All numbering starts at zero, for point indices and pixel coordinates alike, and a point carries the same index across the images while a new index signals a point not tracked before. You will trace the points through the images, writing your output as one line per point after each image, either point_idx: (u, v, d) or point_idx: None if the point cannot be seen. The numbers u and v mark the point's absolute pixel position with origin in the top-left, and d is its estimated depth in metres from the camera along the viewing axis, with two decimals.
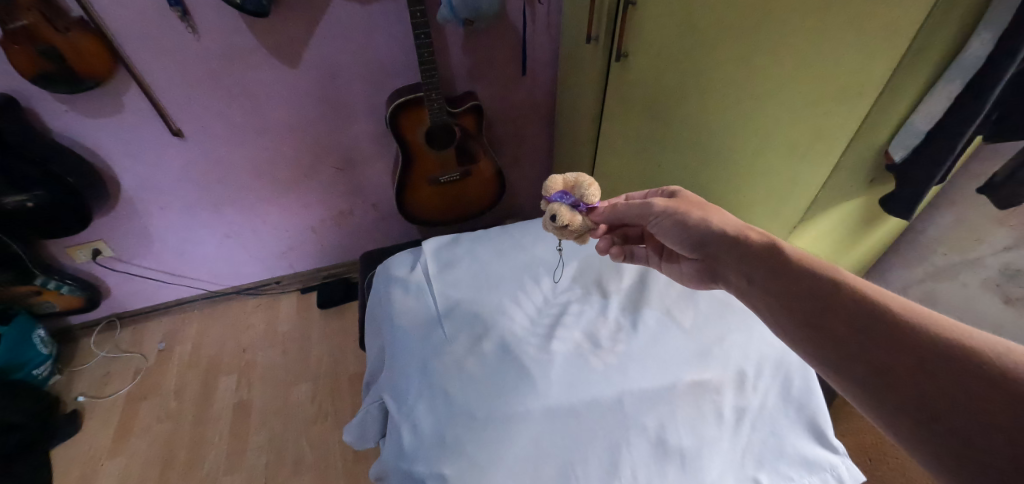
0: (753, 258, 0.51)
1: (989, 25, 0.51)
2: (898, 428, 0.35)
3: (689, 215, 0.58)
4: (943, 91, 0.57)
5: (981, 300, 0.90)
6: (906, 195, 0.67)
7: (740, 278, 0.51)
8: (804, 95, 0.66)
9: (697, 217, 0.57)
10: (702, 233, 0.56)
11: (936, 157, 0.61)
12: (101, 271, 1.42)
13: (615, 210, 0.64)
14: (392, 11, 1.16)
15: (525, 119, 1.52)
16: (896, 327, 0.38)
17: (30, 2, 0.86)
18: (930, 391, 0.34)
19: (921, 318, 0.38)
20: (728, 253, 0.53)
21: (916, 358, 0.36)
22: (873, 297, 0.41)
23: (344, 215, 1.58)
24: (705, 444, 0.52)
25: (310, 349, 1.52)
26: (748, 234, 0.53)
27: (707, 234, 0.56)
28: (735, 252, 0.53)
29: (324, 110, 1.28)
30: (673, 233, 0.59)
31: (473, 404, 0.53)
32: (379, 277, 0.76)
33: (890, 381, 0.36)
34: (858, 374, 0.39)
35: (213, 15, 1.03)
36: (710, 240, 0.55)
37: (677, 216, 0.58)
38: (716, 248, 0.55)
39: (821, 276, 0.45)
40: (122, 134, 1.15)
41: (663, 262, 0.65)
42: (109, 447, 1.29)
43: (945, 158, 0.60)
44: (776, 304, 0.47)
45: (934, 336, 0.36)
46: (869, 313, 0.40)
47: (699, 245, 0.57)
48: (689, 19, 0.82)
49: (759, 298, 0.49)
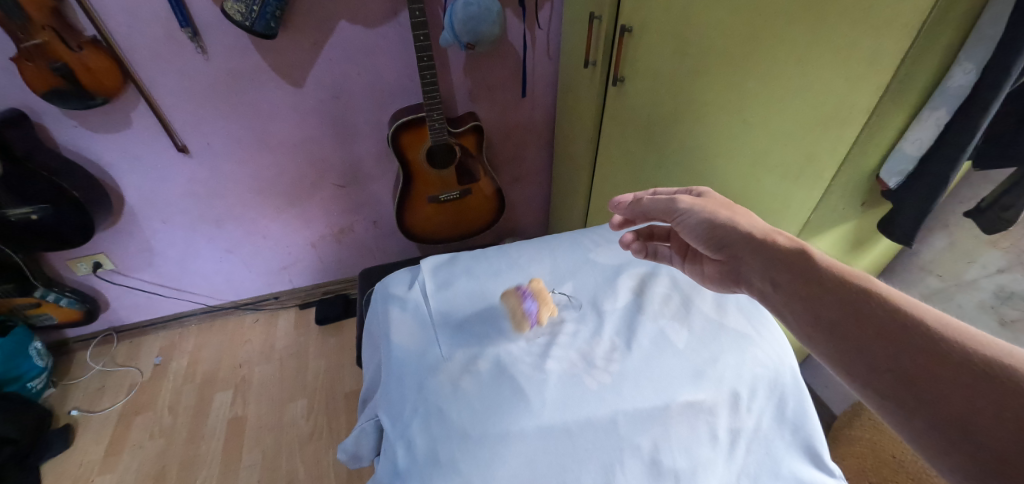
0: (779, 261, 0.48)
1: (971, 55, 0.52)
2: (927, 444, 0.34)
3: (716, 214, 0.56)
4: (930, 119, 0.58)
5: (976, 323, 0.89)
6: (906, 221, 0.66)
7: (764, 282, 0.49)
8: (794, 118, 0.67)
9: (724, 216, 0.56)
10: (731, 233, 0.54)
11: (933, 184, 0.61)
12: (100, 284, 1.42)
13: (641, 205, 0.64)
14: (395, 35, 1.19)
15: (525, 140, 1.54)
16: (928, 338, 0.36)
17: (45, 21, 0.89)
18: (963, 406, 0.33)
19: (956, 333, 0.36)
20: (751, 254, 0.51)
21: (951, 372, 0.34)
22: (906, 307, 0.39)
23: (344, 232, 1.59)
24: (699, 466, 0.52)
25: (307, 366, 1.51)
26: (774, 238, 0.51)
27: (733, 232, 0.54)
28: (759, 255, 0.50)
29: (327, 129, 1.31)
30: (697, 231, 0.57)
31: (466, 422, 0.52)
32: (376, 295, 0.75)
33: (922, 395, 0.35)
34: (885, 385, 0.37)
35: (222, 36, 1.06)
36: (735, 241, 0.53)
37: (704, 214, 0.57)
38: (740, 249, 0.53)
39: (851, 284, 0.43)
40: (128, 150, 1.17)
41: (686, 263, 0.66)
42: (99, 463, 1.26)
43: (944, 182, 0.60)
44: (798, 306, 0.45)
45: (968, 351, 0.35)
46: (901, 323, 0.38)
47: (723, 245, 0.55)
48: (682, 45, 0.85)
49: (780, 298, 0.47)
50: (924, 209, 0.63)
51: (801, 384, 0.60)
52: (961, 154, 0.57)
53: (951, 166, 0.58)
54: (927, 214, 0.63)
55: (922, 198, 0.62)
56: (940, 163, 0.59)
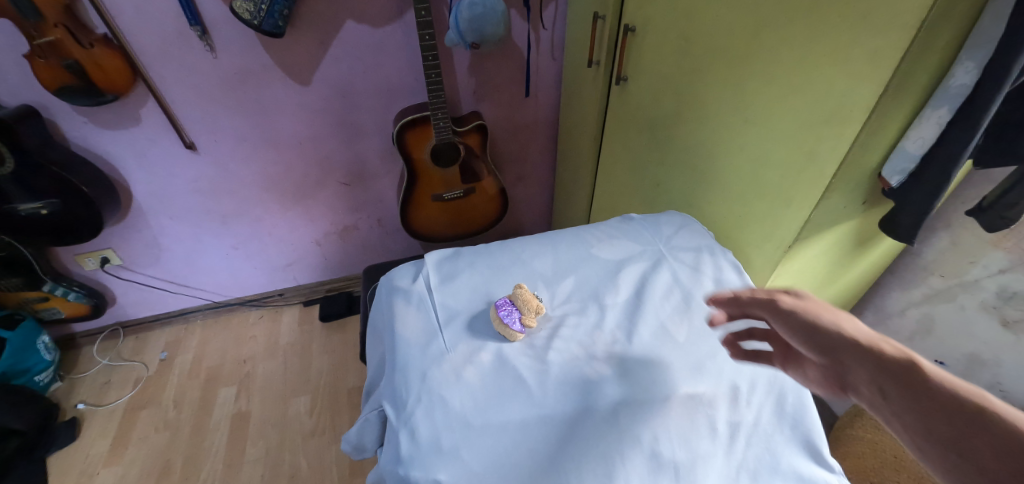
0: (895, 378, 0.36)
1: (972, 55, 0.53)
2: None
3: (818, 317, 0.45)
4: (932, 117, 0.58)
5: (978, 323, 0.89)
6: (907, 220, 0.66)
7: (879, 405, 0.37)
8: (795, 116, 0.68)
9: (830, 320, 0.44)
10: (839, 341, 0.41)
11: (933, 182, 0.61)
12: (108, 279, 1.44)
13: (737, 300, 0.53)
14: (401, 35, 1.20)
15: (529, 139, 1.55)
16: None
17: (58, 19, 0.90)
18: None
19: None
20: (858, 364, 0.39)
21: None
22: None
23: (349, 230, 1.60)
24: (699, 458, 0.52)
25: (310, 362, 1.52)
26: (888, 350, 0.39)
27: (837, 337, 0.42)
28: (867, 366, 0.38)
29: (333, 127, 1.32)
30: (795, 333, 0.46)
31: (470, 411, 0.53)
32: (381, 287, 0.76)
33: None
34: None
35: (230, 34, 1.08)
36: (838, 348, 0.41)
37: (803, 316, 0.45)
38: (845, 358, 0.41)
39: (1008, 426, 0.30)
40: (138, 146, 1.19)
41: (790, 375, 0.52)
42: (105, 456, 1.28)
43: (943, 182, 0.60)
44: (933, 449, 0.32)
45: None
46: None
47: (824, 352, 0.43)
48: (685, 45, 0.85)
49: (900, 426, 0.35)
50: (926, 207, 0.63)
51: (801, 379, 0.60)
52: (962, 154, 0.57)
53: (951, 166, 0.58)
54: (928, 213, 0.63)
55: (924, 197, 0.62)
56: (940, 163, 0.59)
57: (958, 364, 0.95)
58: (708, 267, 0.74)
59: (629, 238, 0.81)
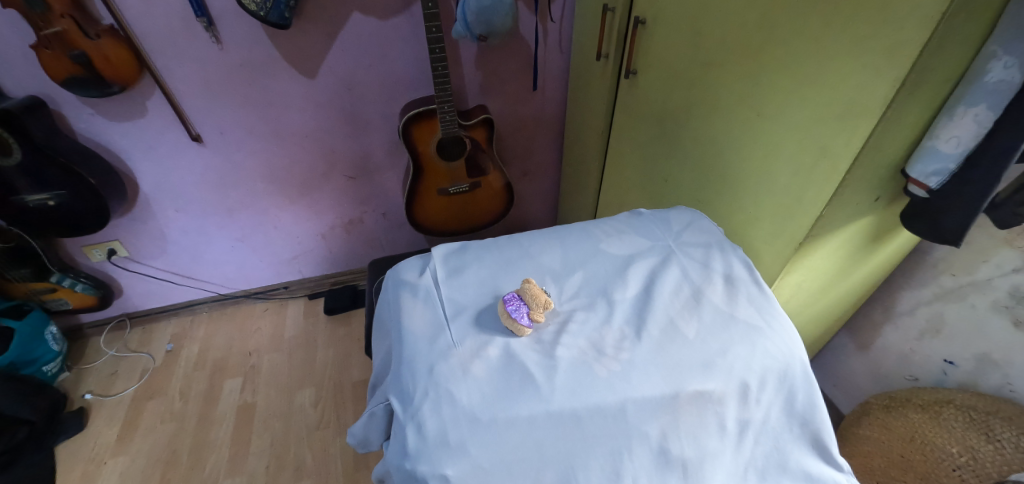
0: None
1: (1010, 49, 0.52)
2: None
3: None
4: (968, 115, 0.56)
5: (988, 322, 0.88)
6: (953, 223, 0.64)
7: None
8: (809, 111, 0.67)
9: None
10: None
11: (986, 181, 0.58)
12: (115, 271, 1.45)
13: None
14: (407, 27, 1.19)
15: (535, 134, 1.54)
16: None
17: (64, 9, 0.90)
18: None
19: None
20: None
21: None
22: None
23: (354, 223, 1.60)
24: (707, 456, 0.53)
25: (315, 354, 1.53)
26: None
27: None
28: None
29: (338, 120, 1.32)
30: None
31: (478, 406, 0.53)
32: (387, 281, 0.76)
33: None
34: None
35: (236, 26, 1.07)
36: None
37: None
38: None
39: None
40: (145, 138, 1.19)
41: None
42: (112, 446, 1.29)
43: (996, 179, 0.58)
44: None
45: None
46: None
47: None
48: (698, 37, 0.84)
49: None
50: (976, 207, 0.60)
51: (811, 378, 0.60)
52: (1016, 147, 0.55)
53: (999, 160, 0.57)
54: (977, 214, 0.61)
55: (973, 195, 0.60)
56: (988, 159, 0.58)
57: (968, 364, 0.93)
58: (718, 262, 0.73)
59: (637, 233, 0.80)
